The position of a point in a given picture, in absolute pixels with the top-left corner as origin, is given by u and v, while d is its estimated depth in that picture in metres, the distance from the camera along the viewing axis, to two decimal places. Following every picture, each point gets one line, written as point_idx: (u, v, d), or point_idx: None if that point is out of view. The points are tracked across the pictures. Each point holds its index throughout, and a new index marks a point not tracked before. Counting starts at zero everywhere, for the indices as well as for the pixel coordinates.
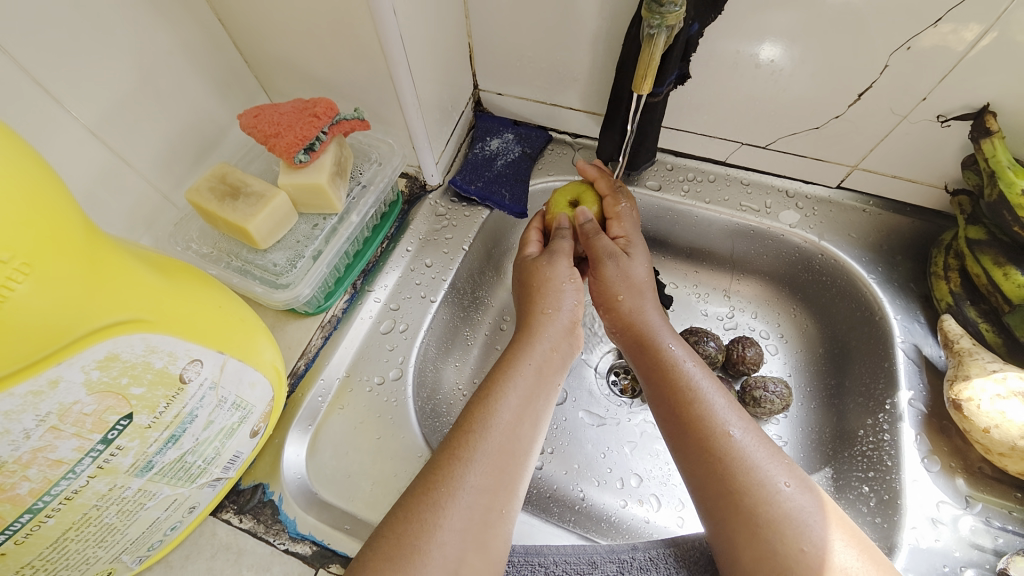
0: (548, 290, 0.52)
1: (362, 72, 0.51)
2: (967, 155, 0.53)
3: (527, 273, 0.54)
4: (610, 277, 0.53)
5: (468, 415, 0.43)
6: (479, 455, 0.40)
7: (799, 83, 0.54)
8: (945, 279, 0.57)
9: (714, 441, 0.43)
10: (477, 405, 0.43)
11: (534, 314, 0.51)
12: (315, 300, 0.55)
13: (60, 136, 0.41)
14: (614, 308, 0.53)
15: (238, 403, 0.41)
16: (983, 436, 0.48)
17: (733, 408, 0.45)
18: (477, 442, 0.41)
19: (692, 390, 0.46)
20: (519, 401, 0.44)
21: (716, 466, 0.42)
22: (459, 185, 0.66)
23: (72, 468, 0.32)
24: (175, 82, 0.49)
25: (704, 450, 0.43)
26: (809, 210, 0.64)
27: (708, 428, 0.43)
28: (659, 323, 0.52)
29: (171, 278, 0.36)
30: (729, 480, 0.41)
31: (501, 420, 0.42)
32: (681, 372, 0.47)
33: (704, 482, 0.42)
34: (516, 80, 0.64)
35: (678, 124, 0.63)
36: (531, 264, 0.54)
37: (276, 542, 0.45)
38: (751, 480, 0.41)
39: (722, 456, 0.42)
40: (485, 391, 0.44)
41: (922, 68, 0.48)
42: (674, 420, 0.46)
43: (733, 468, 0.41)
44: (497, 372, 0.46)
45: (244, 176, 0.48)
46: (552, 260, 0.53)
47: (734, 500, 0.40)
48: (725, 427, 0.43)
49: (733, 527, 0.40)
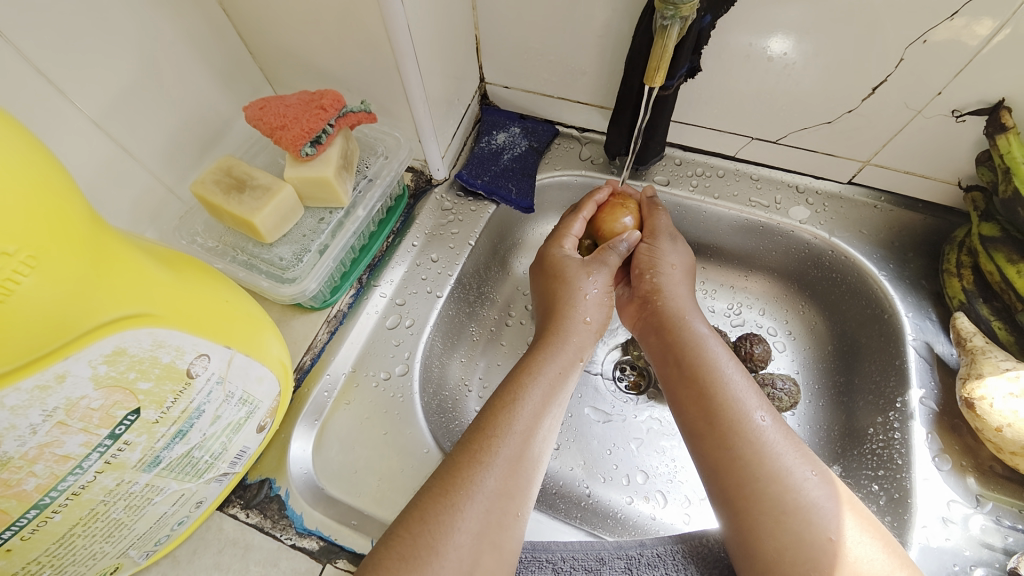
0: (589, 302, 0.52)
1: (369, 64, 0.50)
2: (981, 151, 0.52)
3: (570, 275, 0.53)
4: (662, 249, 0.55)
5: (492, 418, 0.42)
6: (500, 460, 0.40)
7: (810, 78, 0.53)
8: (957, 276, 0.57)
9: (742, 426, 0.42)
10: (499, 408, 0.43)
11: (573, 322, 0.51)
12: (321, 294, 0.55)
13: (64, 128, 0.41)
14: (652, 285, 0.54)
15: (245, 398, 0.40)
16: (995, 435, 0.48)
17: (760, 395, 0.45)
18: (497, 446, 0.41)
19: (720, 373, 0.46)
20: (542, 401, 0.44)
21: (741, 451, 0.41)
22: (465, 179, 0.65)
23: (79, 464, 0.31)
24: (179, 74, 0.48)
25: (730, 434, 0.42)
26: (820, 206, 0.63)
27: (736, 412, 0.43)
28: (690, 307, 0.53)
29: (177, 272, 0.35)
30: (756, 468, 0.41)
31: (525, 426, 0.42)
32: (709, 355, 0.47)
33: (726, 468, 0.42)
34: (523, 72, 0.63)
35: (688, 118, 0.62)
36: (573, 265, 0.53)
37: (283, 537, 0.45)
38: (778, 467, 0.40)
39: (749, 441, 0.42)
40: (510, 395, 0.44)
41: (936, 63, 0.47)
42: (699, 401, 0.45)
43: (759, 454, 0.41)
44: (519, 376, 0.46)
45: (250, 169, 0.47)
46: (599, 271, 0.53)
47: (758, 487, 0.40)
48: (754, 413, 0.43)
49: (753, 515, 0.39)
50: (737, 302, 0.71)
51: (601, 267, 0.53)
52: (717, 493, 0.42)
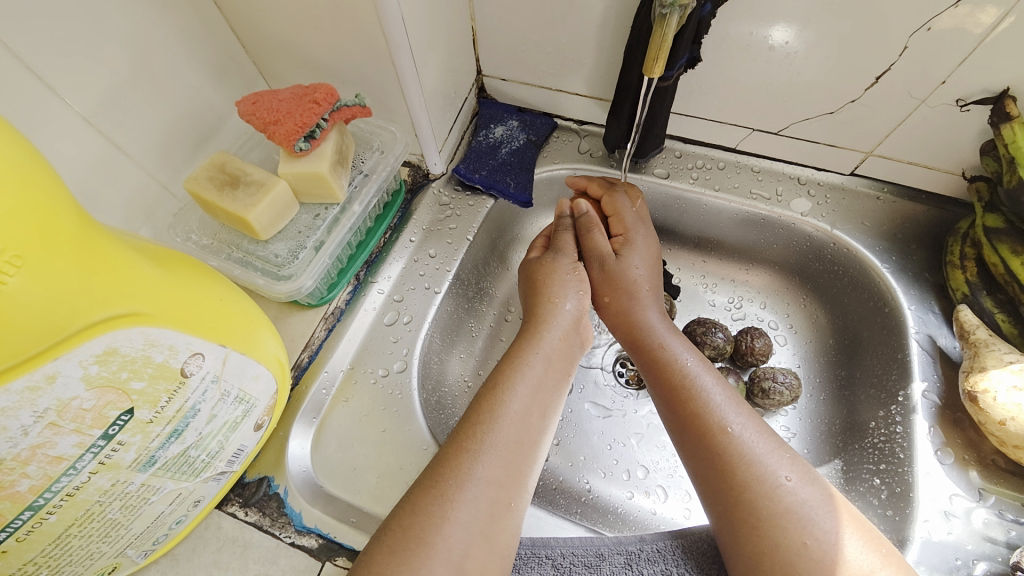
0: (555, 279, 0.52)
1: (363, 57, 0.49)
2: (986, 141, 0.51)
3: (534, 269, 0.54)
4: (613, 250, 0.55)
5: (479, 409, 0.42)
6: (493, 449, 0.40)
7: (812, 67, 0.52)
8: (961, 268, 0.56)
9: (713, 436, 0.42)
10: (484, 397, 0.43)
11: (540, 303, 0.51)
12: (318, 291, 0.54)
13: (55, 125, 0.40)
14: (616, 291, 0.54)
15: (242, 397, 0.40)
16: (998, 429, 0.47)
17: (733, 401, 0.44)
18: (486, 436, 0.40)
19: (689, 385, 0.45)
20: (530, 393, 0.44)
21: (715, 460, 0.41)
22: (463, 173, 0.64)
23: (73, 464, 0.31)
24: (171, 69, 0.48)
25: (703, 445, 0.42)
26: (822, 198, 0.63)
27: (705, 422, 0.43)
28: (655, 312, 0.52)
29: (169, 270, 0.35)
30: (728, 477, 0.40)
31: (513, 414, 0.42)
32: (679, 366, 0.47)
33: (706, 477, 0.42)
34: (520, 64, 0.62)
35: (688, 110, 0.62)
36: (535, 263, 0.55)
37: (282, 535, 0.44)
38: (751, 475, 0.40)
39: (721, 451, 0.41)
40: (491, 383, 0.44)
41: (940, 52, 0.46)
42: (672, 414, 0.45)
43: (732, 462, 0.41)
44: (505, 364, 0.46)
45: (243, 165, 0.47)
46: (560, 253, 0.54)
47: (734, 495, 0.40)
48: (724, 422, 0.42)
49: (732, 522, 0.39)
50: (738, 296, 0.70)
51: (560, 252, 0.55)
52: (702, 500, 0.42)
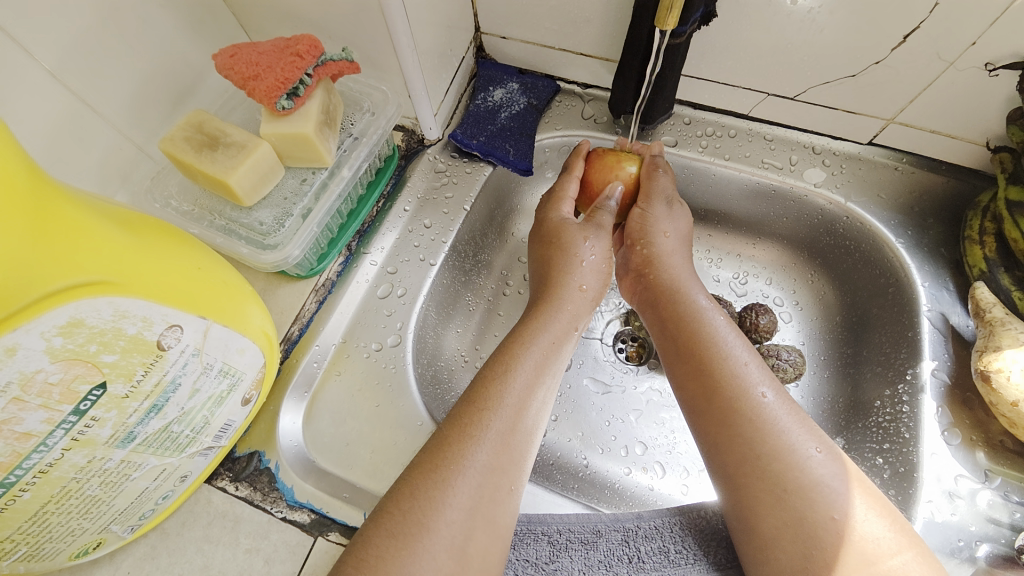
0: (587, 264, 0.50)
1: (349, 8, 0.45)
2: (1013, 109, 0.48)
3: (567, 240, 0.51)
4: (654, 218, 0.52)
5: (482, 390, 0.40)
6: (492, 434, 0.38)
7: (835, 27, 0.48)
8: (979, 243, 0.53)
9: (744, 404, 0.40)
10: (488, 382, 0.41)
11: (568, 287, 0.49)
12: (307, 262, 0.52)
13: (14, 78, 0.37)
14: (648, 253, 0.51)
15: (226, 370, 0.38)
16: (1010, 410, 0.46)
17: (764, 369, 0.43)
18: (490, 420, 0.39)
19: (721, 350, 0.43)
20: (534, 372, 0.42)
21: (742, 428, 0.40)
22: (460, 139, 0.61)
23: (44, 441, 0.30)
24: (141, 19, 0.44)
25: (732, 414, 0.40)
26: (837, 168, 0.60)
27: (736, 390, 0.41)
28: (689, 276, 0.50)
29: (140, 235, 0.33)
30: (758, 444, 0.39)
31: (517, 399, 0.40)
32: (710, 329, 0.45)
33: (728, 445, 0.40)
34: (521, 20, 0.58)
35: (699, 72, 0.58)
36: (571, 229, 0.51)
37: (273, 509, 0.44)
38: (781, 445, 0.39)
39: (750, 418, 0.40)
40: (502, 366, 0.42)
41: (973, 10, 0.43)
42: (696, 379, 0.43)
43: (762, 433, 0.39)
44: (509, 347, 0.44)
45: (222, 125, 0.44)
46: (595, 235, 0.51)
47: (761, 465, 0.38)
48: (756, 389, 0.41)
49: (754, 492, 0.38)
50: (743, 271, 0.68)
51: (597, 232, 0.51)
52: (716, 468, 0.41)
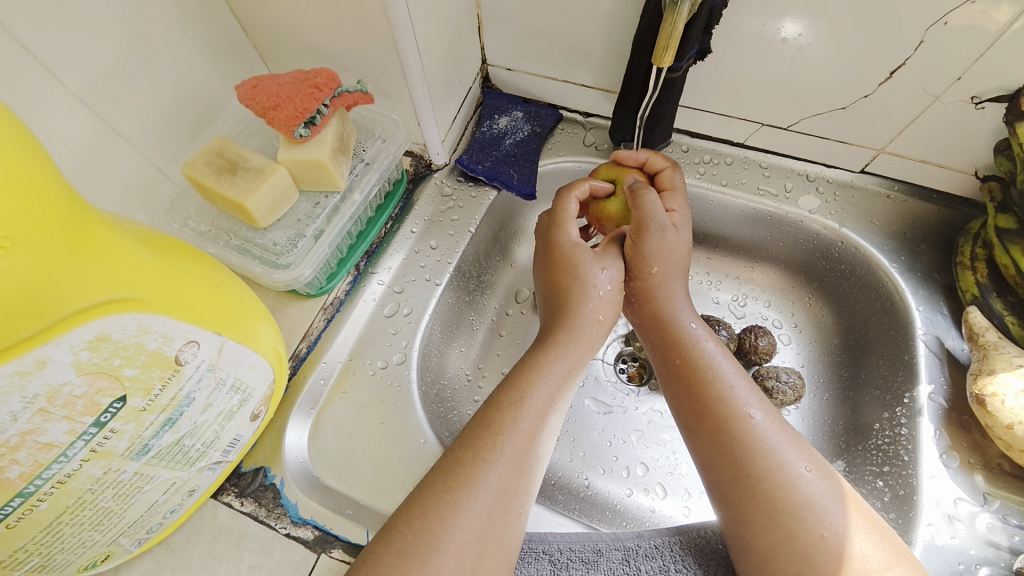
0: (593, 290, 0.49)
1: (366, 42, 0.48)
2: (999, 140, 0.50)
3: (572, 268, 0.50)
4: (651, 247, 0.49)
5: (496, 415, 0.41)
6: (504, 458, 0.39)
7: (824, 62, 0.51)
8: (971, 269, 0.55)
9: (733, 423, 0.41)
10: (505, 405, 0.42)
11: (587, 321, 0.48)
12: (317, 281, 0.53)
13: (50, 106, 0.39)
14: (644, 280, 0.51)
15: (237, 386, 0.39)
16: (1005, 433, 0.47)
17: (754, 390, 0.44)
18: (503, 444, 0.40)
19: (712, 369, 0.44)
20: (548, 399, 0.43)
21: (733, 446, 0.40)
22: (466, 164, 0.63)
23: (65, 451, 0.31)
24: (170, 52, 0.47)
25: (722, 432, 0.41)
26: (830, 195, 0.62)
27: (727, 409, 0.42)
28: (684, 304, 0.50)
29: (164, 255, 0.35)
30: (749, 463, 0.40)
31: (531, 425, 0.41)
32: (701, 351, 0.46)
33: (722, 463, 0.41)
34: (526, 53, 0.61)
35: (696, 103, 0.60)
36: (580, 256, 0.50)
37: (277, 526, 0.44)
38: (772, 464, 0.39)
39: (741, 440, 0.40)
40: (518, 394, 0.42)
41: (954, 49, 0.46)
42: (688, 401, 0.44)
43: (751, 451, 0.40)
44: (521, 371, 0.44)
45: (242, 150, 0.46)
46: (611, 263, 0.51)
47: (753, 483, 0.39)
48: (746, 410, 0.42)
49: (748, 509, 0.39)
50: (742, 293, 0.69)
51: (612, 259, 0.51)
52: (710, 483, 0.42)
